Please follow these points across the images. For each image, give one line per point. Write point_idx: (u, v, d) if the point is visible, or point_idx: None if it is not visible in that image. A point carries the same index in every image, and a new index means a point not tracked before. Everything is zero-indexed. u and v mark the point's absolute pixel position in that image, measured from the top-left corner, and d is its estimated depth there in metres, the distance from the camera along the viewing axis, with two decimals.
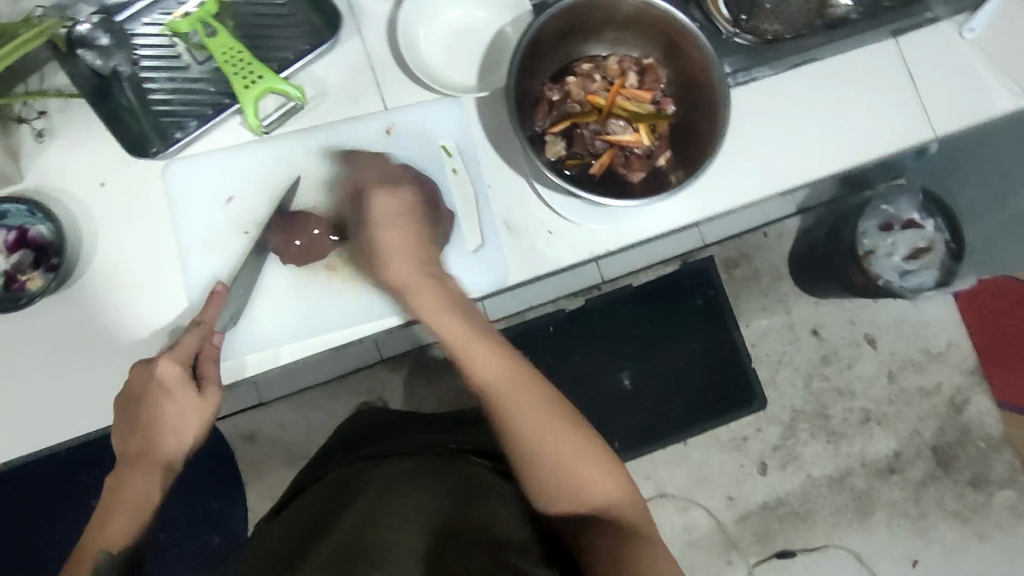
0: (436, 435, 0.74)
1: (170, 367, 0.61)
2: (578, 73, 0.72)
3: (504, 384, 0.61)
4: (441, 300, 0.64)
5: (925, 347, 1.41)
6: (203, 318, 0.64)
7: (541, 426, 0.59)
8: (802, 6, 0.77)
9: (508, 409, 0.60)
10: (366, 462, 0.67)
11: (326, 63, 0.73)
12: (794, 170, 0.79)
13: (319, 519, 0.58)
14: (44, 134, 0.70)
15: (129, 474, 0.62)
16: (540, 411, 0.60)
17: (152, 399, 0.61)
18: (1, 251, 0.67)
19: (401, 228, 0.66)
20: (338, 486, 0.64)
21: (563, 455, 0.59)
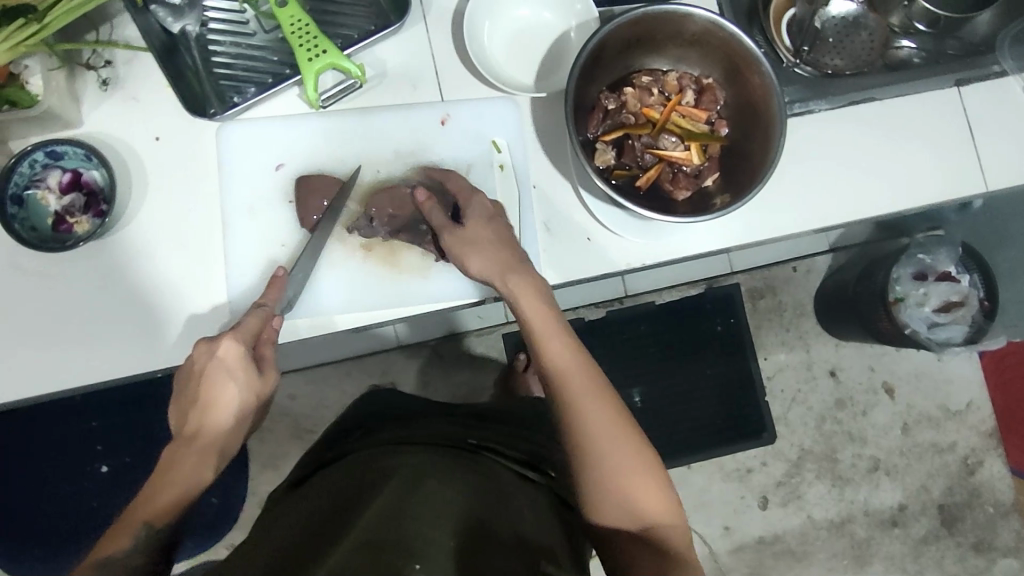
0: (458, 427, 0.74)
1: (234, 345, 0.62)
2: (636, 84, 0.72)
3: (578, 387, 0.61)
4: (531, 297, 0.65)
5: (944, 404, 1.39)
6: (265, 302, 0.66)
7: (610, 438, 0.60)
8: (865, 44, 0.81)
9: (582, 412, 0.60)
10: (392, 445, 0.67)
11: (389, 47, 0.74)
12: (840, 209, 0.79)
13: (347, 497, 0.58)
14: (109, 83, 0.71)
15: (182, 453, 0.59)
16: (612, 420, 0.60)
17: (212, 378, 0.61)
18: (54, 192, 0.68)
19: (493, 228, 0.68)
20: (358, 466, 0.63)
21: (626, 467, 0.59)
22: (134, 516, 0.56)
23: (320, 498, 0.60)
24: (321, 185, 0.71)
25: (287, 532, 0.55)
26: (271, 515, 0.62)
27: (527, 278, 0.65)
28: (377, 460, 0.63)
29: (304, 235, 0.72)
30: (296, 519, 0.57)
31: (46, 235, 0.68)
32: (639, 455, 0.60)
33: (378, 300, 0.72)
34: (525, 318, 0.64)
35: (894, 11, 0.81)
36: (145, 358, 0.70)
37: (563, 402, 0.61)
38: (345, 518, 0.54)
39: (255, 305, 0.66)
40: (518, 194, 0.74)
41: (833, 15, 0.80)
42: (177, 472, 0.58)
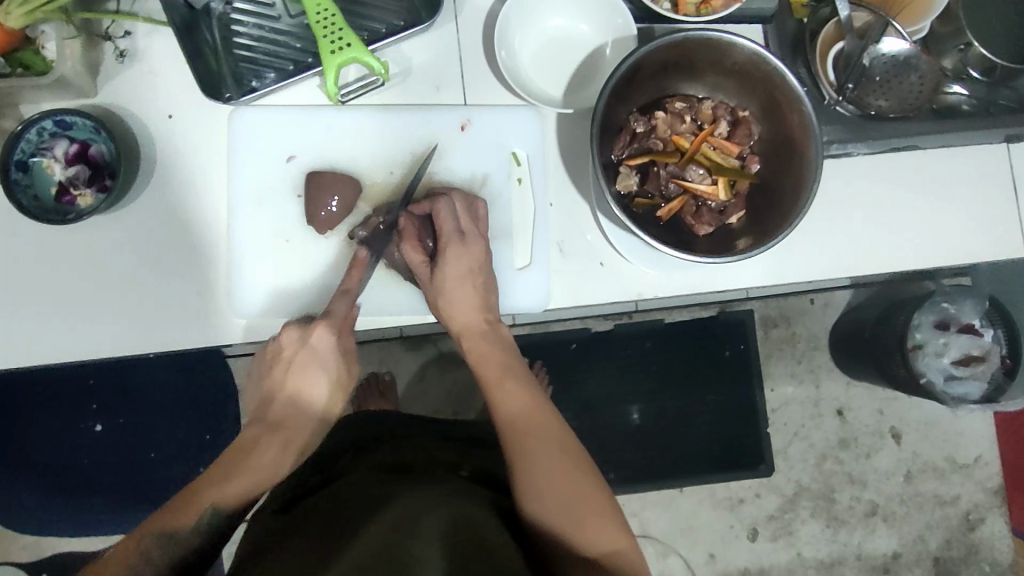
0: (452, 456, 0.74)
1: (326, 333, 0.65)
2: (669, 110, 0.69)
3: (526, 421, 0.64)
4: (489, 337, 0.68)
5: (951, 455, 1.35)
6: (349, 286, 0.67)
7: (552, 466, 0.61)
8: (915, 85, 0.74)
9: (526, 442, 0.62)
10: (381, 472, 0.67)
11: (415, 43, 0.71)
12: (869, 257, 0.75)
13: (342, 516, 0.59)
14: (126, 55, 0.69)
15: (266, 441, 0.61)
16: (556, 450, 0.62)
17: (302, 361, 0.64)
18: (59, 161, 0.67)
19: (468, 287, 0.67)
20: (342, 490, 0.64)
21: (572, 494, 0.60)
22: (205, 493, 0.56)
23: (320, 518, 0.60)
24: (333, 181, 0.68)
25: (290, 556, 0.55)
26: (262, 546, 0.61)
27: (489, 322, 0.68)
28: (368, 483, 0.64)
29: (308, 232, 0.70)
30: (301, 543, 0.57)
31: (47, 205, 0.66)
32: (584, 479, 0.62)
33: (402, 312, 0.71)
34: (482, 359, 0.67)
35: (948, 54, 0.76)
36: (138, 339, 0.69)
37: (510, 433, 0.63)
38: (338, 537, 0.55)
39: (341, 288, 0.67)
40: (533, 211, 0.71)
41: (882, 52, 0.74)
42: (257, 460, 0.59)
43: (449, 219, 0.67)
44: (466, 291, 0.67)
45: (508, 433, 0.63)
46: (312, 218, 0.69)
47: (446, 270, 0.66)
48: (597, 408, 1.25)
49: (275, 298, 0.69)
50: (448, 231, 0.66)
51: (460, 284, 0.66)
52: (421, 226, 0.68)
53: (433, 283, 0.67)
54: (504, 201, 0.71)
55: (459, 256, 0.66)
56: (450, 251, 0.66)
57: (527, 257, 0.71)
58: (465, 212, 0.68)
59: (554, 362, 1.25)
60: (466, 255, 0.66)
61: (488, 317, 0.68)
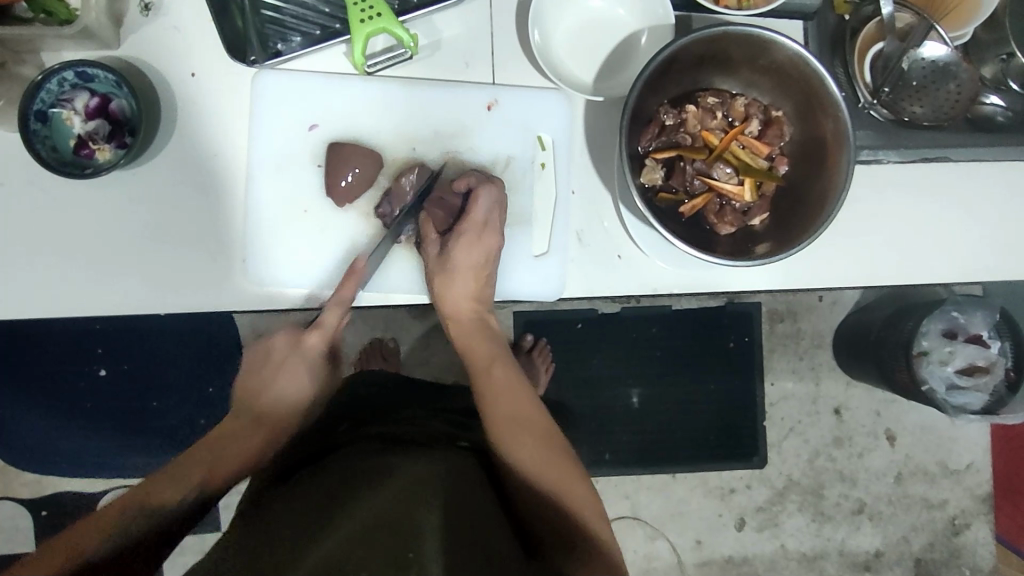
0: (446, 426, 0.75)
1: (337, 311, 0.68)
2: (700, 104, 0.68)
3: (513, 408, 0.67)
4: (479, 329, 0.71)
5: (943, 461, 1.36)
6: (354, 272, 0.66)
7: (536, 452, 0.64)
8: (951, 93, 0.73)
9: (511, 429, 0.65)
10: (375, 441, 0.67)
11: (447, 16, 0.70)
12: (887, 266, 0.75)
13: (333, 479, 0.60)
14: (151, 8, 0.68)
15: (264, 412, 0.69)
16: (541, 435, 0.66)
17: (287, 368, 0.70)
18: (79, 114, 0.66)
19: (471, 277, 0.69)
20: (339, 459, 0.64)
21: (555, 475, 0.63)
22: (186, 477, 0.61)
23: (318, 483, 0.60)
24: (353, 153, 0.67)
25: (287, 519, 0.55)
26: (254, 517, 0.60)
27: (481, 314, 0.72)
28: (365, 452, 0.64)
29: (329, 204, 0.69)
30: (302, 503, 0.57)
31: (64, 157, 0.66)
32: (565, 463, 0.65)
33: (420, 290, 0.71)
34: (471, 351, 0.71)
35: (989, 63, 0.74)
36: (150, 299, 0.68)
37: (496, 421, 0.65)
38: (337, 501, 0.55)
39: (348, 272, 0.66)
40: (554, 197, 0.70)
41: (921, 57, 0.72)
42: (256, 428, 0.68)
43: (482, 208, 0.67)
44: (466, 284, 0.69)
45: (493, 416, 0.66)
46: (332, 189, 0.68)
47: (454, 255, 0.68)
48: (597, 389, 1.26)
49: (292, 270, 0.70)
50: (474, 217, 0.67)
51: (466, 270, 0.68)
52: (448, 206, 0.69)
53: (439, 257, 0.68)
54: (526, 186, 0.71)
55: (471, 246, 0.67)
56: (465, 237, 0.67)
57: (545, 244, 0.71)
58: (493, 204, 0.67)
59: (558, 340, 1.25)
60: (478, 247, 0.68)
61: (480, 310, 0.71)
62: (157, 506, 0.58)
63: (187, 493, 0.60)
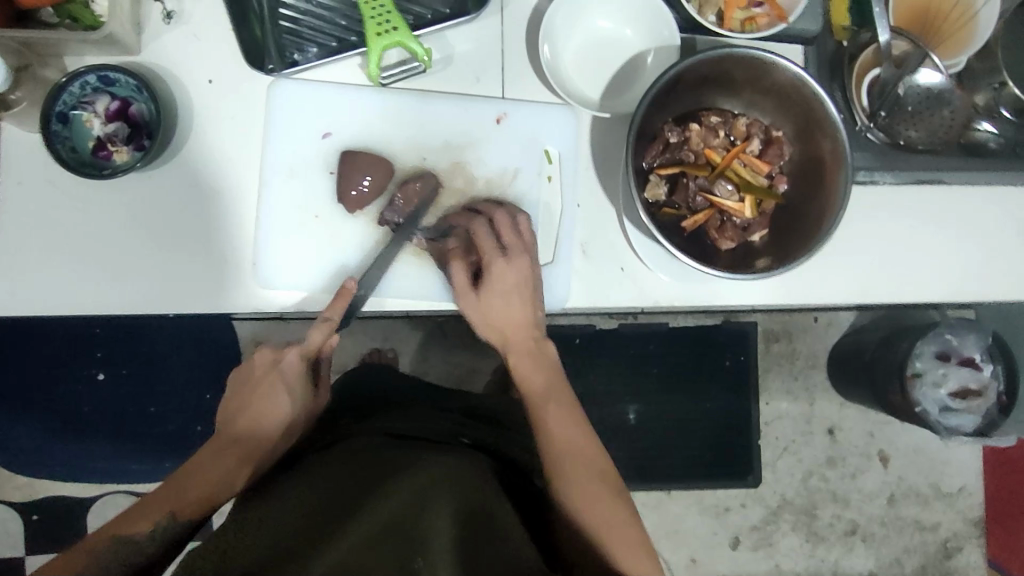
0: (451, 425, 0.75)
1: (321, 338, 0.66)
2: (703, 123, 0.70)
3: (558, 424, 0.66)
4: (535, 355, 0.68)
5: (936, 483, 1.37)
6: (331, 314, 0.66)
7: (575, 471, 0.63)
8: (946, 120, 0.76)
9: (558, 447, 0.64)
10: (396, 443, 0.66)
11: (460, 32, 0.72)
12: (882, 284, 0.76)
13: (354, 477, 0.59)
14: (173, 17, 0.70)
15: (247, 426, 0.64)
16: (581, 453, 0.64)
17: (266, 385, 0.66)
18: (100, 117, 0.68)
19: (514, 302, 0.67)
20: (345, 454, 0.64)
21: (597, 515, 0.62)
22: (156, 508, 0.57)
23: (327, 474, 0.60)
24: (367, 162, 0.69)
25: (296, 507, 0.55)
26: (252, 506, 0.60)
27: (537, 337, 0.69)
28: (372, 449, 0.65)
29: (339, 210, 0.71)
30: (311, 493, 0.57)
31: (83, 159, 0.67)
32: (600, 484, 0.63)
33: (427, 296, 0.72)
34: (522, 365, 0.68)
35: (981, 90, 0.78)
36: (160, 299, 0.70)
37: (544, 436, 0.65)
38: (350, 495, 0.55)
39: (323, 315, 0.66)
40: (559, 209, 0.72)
41: (917, 84, 0.74)
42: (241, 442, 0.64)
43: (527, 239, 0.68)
44: (512, 308, 0.67)
45: (548, 451, 0.64)
46: (343, 197, 0.70)
47: (493, 283, 0.66)
48: (594, 405, 1.26)
49: (301, 275, 0.71)
50: (520, 244, 0.67)
51: (508, 297, 0.67)
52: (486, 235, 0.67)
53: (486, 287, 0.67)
54: (532, 197, 0.73)
55: (505, 270, 0.66)
56: (512, 264, 0.67)
57: (549, 254, 0.72)
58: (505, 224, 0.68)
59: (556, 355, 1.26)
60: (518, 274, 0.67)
61: (534, 334, 0.68)
62: (129, 535, 0.54)
63: (157, 523, 0.56)
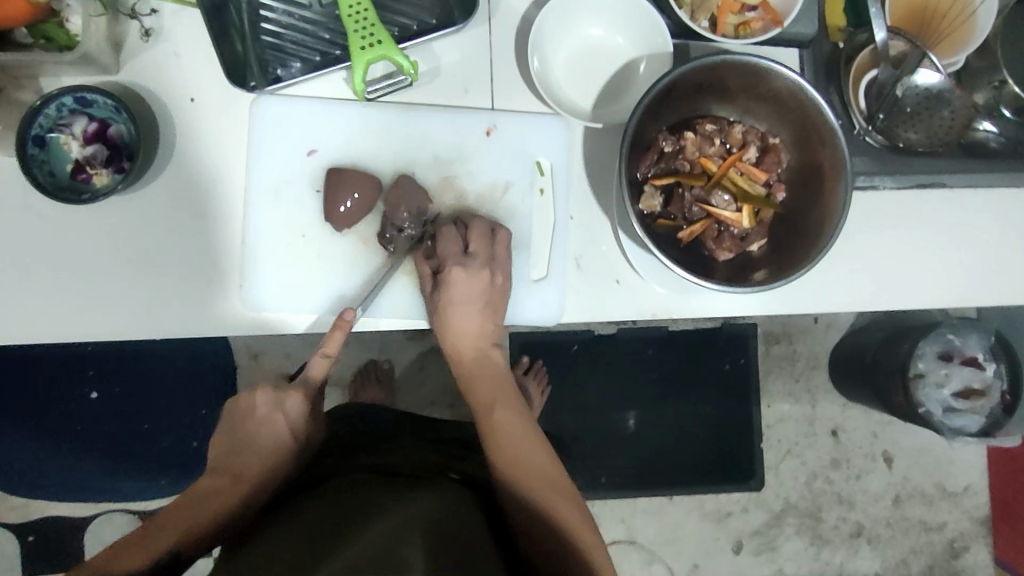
0: (438, 460, 0.73)
1: (323, 363, 0.68)
2: (698, 131, 0.68)
3: (512, 435, 0.68)
4: (487, 366, 0.71)
5: (941, 483, 1.35)
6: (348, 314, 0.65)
7: (530, 474, 0.65)
8: (943, 121, 0.73)
9: (512, 455, 0.66)
10: (375, 478, 0.65)
11: (447, 43, 0.70)
12: (883, 291, 0.75)
13: (331, 513, 0.57)
14: (151, 34, 0.68)
15: (247, 455, 0.65)
16: (534, 462, 0.66)
17: (299, 386, 0.68)
18: (78, 140, 0.66)
19: (472, 314, 0.69)
20: (329, 490, 0.63)
21: (563, 514, 0.63)
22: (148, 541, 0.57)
23: (314, 509, 0.59)
24: (354, 179, 0.67)
25: (275, 542, 0.54)
26: (241, 552, 0.56)
27: (487, 350, 0.72)
28: (358, 484, 0.63)
29: (327, 229, 0.69)
30: (298, 528, 0.56)
31: (61, 183, 0.65)
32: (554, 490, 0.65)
33: (423, 316, 0.70)
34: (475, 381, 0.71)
35: (980, 89, 0.77)
36: (143, 324, 0.68)
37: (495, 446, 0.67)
38: (326, 532, 0.54)
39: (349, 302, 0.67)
40: (553, 223, 0.71)
41: (916, 84, 0.72)
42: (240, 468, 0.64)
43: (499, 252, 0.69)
44: (470, 320, 0.69)
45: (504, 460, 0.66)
46: (330, 215, 0.68)
47: (454, 287, 0.68)
48: (593, 412, 1.25)
49: (289, 296, 0.69)
50: (497, 255, 0.68)
51: (465, 306, 0.69)
52: (455, 237, 0.69)
53: (444, 296, 0.68)
54: (525, 211, 0.71)
55: (465, 278, 0.67)
56: (465, 269, 0.67)
57: (543, 269, 0.71)
58: (480, 235, 0.68)
59: (553, 362, 1.24)
60: (478, 284, 0.68)
61: (486, 346, 0.72)
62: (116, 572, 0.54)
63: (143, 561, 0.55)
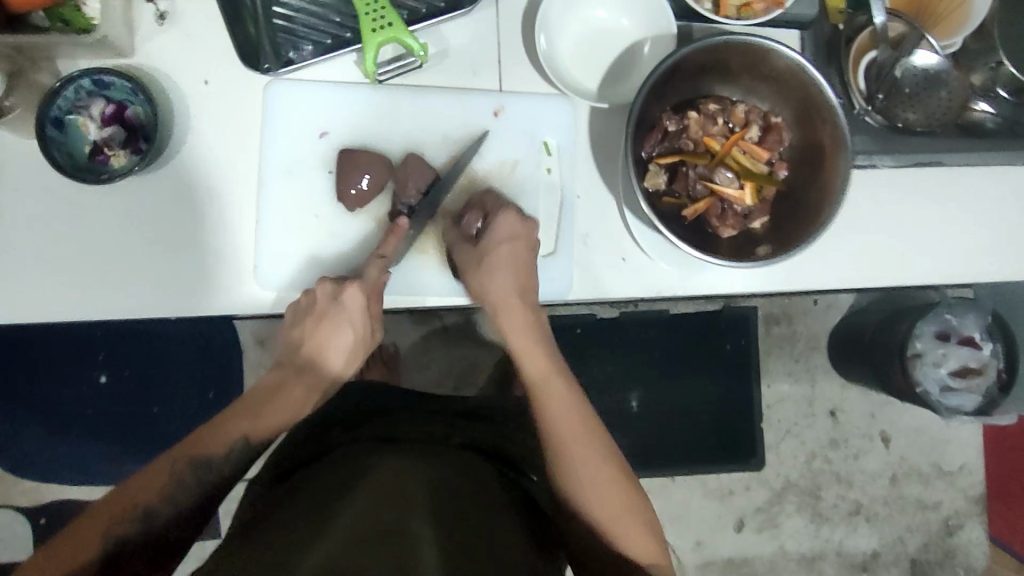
0: (441, 427, 0.75)
1: (358, 294, 0.67)
2: (702, 110, 0.70)
3: (565, 415, 0.65)
4: (532, 331, 0.68)
5: (937, 462, 1.38)
6: (385, 252, 0.68)
7: (587, 459, 0.63)
8: (943, 101, 0.76)
9: (565, 445, 0.63)
10: (378, 441, 0.67)
11: (455, 26, 0.72)
12: (881, 268, 0.77)
13: (336, 475, 0.60)
14: (166, 17, 0.69)
15: (291, 385, 0.67)
16: (586, 442, 0.64)
17: (331, 325, 0.67)
18: (96, 122, 0.67)
19: (513, 274, 0.68)
20: (336, 456, 0.65)
21: (613, 499, 0.63)
22: (173, 465, 0.58)
23: (316, 481, 0.61)
24: (365, 159, 0.69)
25: (287, 512, 0.57)
26: (259, 521, 0.60)
27: (528, 304, 0.69)
28: (359, 450, 0.64)
29: (340, 209, 0.71)
30: (300, 505, 0.58)
31: (80, 163, 0.67)
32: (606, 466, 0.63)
33: (433, 293, 0.72)
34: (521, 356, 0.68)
35: (978, 70, 0.79)
36: (160, 302, 0.69)
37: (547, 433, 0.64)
38: (332, 493, 0.57)
39: (376, 254, 0.68)
40: (560, 201, 0.72)
41: (914, 66, 0.75)
42: (282, 398, 0.65)
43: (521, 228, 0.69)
44: (512, 281, 0.68)
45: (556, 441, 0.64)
46: (342, 195, 0.69)
47: (497, 230, 0.68)
48: (596, 393, 1.27)
49: (304, 274, 0.71)
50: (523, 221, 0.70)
51: (510, 257, 0.68)
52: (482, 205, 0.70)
53: (485, 244, 0.68)
54: (533, 190, 0.73)
55: (512, 222, 0.68)
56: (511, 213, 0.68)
57: (552, 245, 0.72)
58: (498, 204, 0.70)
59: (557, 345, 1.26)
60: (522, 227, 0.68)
61: (531, 309, 0.69)
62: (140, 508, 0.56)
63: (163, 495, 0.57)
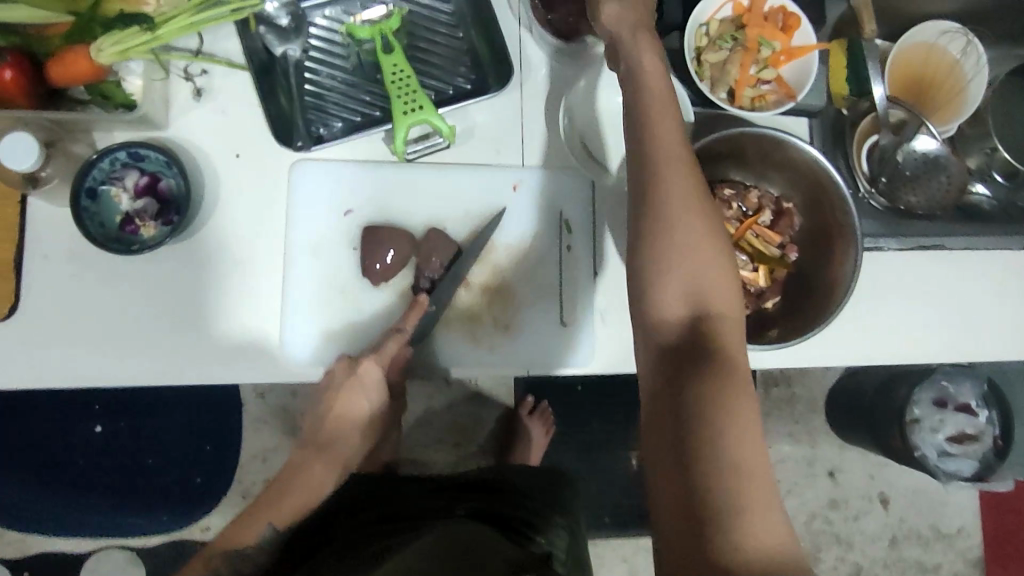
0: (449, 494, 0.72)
1: (372, 366, 0.70)
2: (717, 195, 0.72)
3: (681, 195, 0.51)
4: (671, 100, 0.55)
5: (936, 525, 1.38)
6: (402, 327, 0.69)
7: (693, 262, 0.51)
8: (942, 184, 0.80)
9: (673, 226, 0.51)
10: (386, 517, 0.66)
11: (480, 106, 0.74)
12: (889, 346, 0.79)
13: (348, 558, 0.60)
14: (202, 94, 0.72)
15: (313, 463, 0.73)
16: (705, 231, 0.51)
17: (349, 394, 0.71)
18: (129, 193, 0.69)
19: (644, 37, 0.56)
20: (348, 537, 0.65)
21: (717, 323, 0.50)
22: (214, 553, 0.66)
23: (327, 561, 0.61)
24: (390, 235, 0.70)
25: None
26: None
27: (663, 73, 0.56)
28: (370, 531, 0.64)
29: (365, 282, 0.72)
30: None
31: (110, 233, 0.68)
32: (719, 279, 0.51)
33: (454, 365, 0.72)
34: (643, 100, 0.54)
35: (973, 154, 0.83)
36: (181, 371, 0.70)
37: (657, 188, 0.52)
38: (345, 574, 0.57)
39: (393, 329, 0.70)
40: (580, 277, 0.74)
41: (915, 150, 0.80)
42: (308, 479, 0.72)
43: None
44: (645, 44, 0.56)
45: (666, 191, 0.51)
46: (367, 270, 0.71)
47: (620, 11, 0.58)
48: None
49: (327, 345, 0.72)
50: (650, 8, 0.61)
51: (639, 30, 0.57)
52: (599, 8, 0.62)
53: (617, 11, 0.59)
54: (553, 266, 0.75)
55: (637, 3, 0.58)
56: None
57: (571, 318, 0.74)
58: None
59: None
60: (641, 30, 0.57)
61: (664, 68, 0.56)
62: None
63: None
